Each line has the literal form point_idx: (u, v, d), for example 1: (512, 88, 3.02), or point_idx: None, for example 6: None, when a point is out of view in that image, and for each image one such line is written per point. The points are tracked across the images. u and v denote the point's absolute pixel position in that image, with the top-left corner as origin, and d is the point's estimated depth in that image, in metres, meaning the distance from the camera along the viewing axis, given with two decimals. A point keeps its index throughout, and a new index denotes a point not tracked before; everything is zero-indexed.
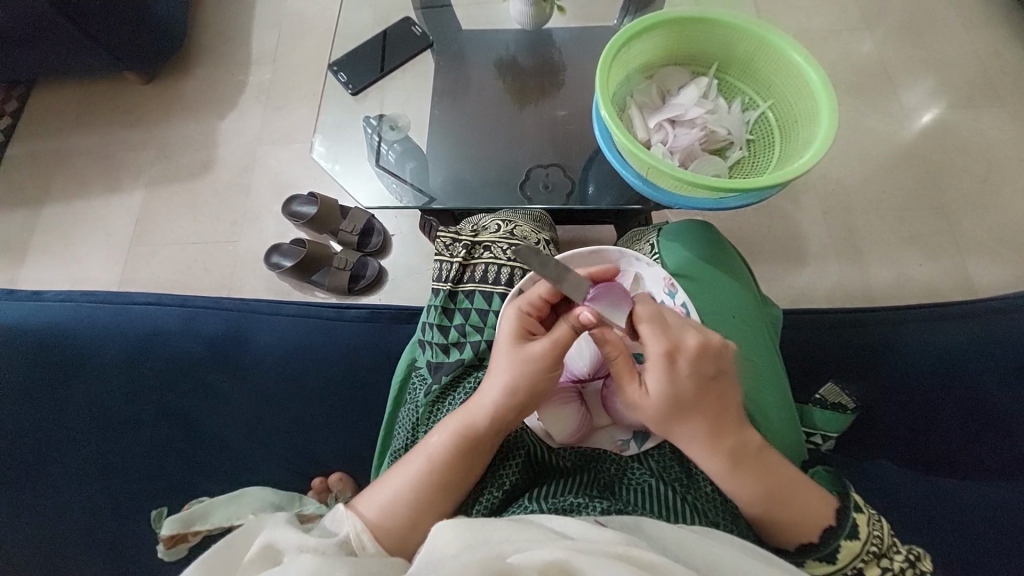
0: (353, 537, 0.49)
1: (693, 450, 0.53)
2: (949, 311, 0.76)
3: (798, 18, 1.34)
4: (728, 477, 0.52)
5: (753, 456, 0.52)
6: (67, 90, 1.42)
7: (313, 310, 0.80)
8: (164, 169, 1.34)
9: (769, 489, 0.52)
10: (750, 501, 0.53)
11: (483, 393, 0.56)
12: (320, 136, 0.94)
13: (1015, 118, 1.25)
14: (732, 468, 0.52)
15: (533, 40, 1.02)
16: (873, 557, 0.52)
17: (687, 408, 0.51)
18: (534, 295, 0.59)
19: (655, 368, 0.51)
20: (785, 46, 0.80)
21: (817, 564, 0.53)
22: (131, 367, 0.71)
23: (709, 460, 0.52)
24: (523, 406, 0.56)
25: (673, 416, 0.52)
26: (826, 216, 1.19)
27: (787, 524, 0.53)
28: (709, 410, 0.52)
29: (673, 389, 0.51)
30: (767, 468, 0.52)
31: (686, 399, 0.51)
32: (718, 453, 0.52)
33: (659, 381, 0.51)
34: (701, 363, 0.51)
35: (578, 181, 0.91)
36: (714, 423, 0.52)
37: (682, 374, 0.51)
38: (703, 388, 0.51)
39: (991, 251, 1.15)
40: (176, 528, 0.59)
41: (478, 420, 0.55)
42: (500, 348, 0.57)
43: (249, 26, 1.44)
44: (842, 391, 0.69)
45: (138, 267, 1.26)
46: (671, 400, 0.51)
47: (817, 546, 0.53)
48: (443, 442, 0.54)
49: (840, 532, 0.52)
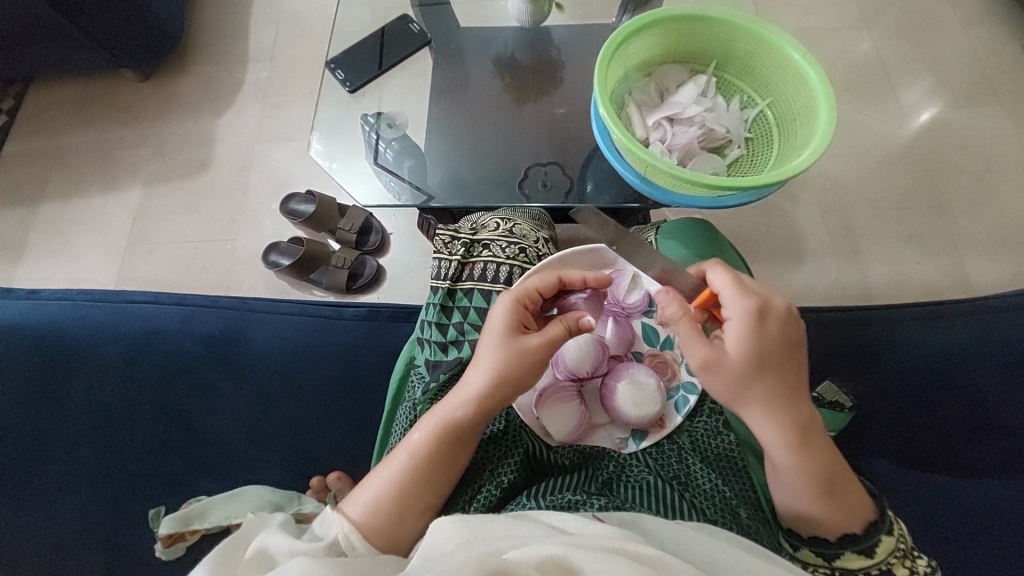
0: (342, 538, 0.49)
1: (765, 420, 0.51)
2: (947, 309, 0.76)
3: (796, 16, 1.34)
4: (797, 452, 0.51)
5: (818, 435, 0.51)
6: (63, 88, 1.42)
7: (310, 309, 0.80)
8: (160, 167, 1.33)
9: (828, 470, 0.51)
10: (810, 483, 0.51)
11: (466, 385, 0.55)
12: (318, 134, 0.94)
13: (1013, 117, 1.25)
14: (800, 443, 0.50)
15: (531, 38, 1.02)
16: (903, 556, 0.52)
17: (767, 370, 0.50)
18: (529, 286, 0.59)
19: (739, 325, 0.51)
20: (784, 44, 0.79)
21: (856, 558, 0.52)
22: (128, 367, 0.70)
23: (780, 431, 0.51)
24: (508, 398, 0.56)
25: (755, 376, 0.50)
26: (824, 215, 1.19)
27: (835, 514, 0.51)
28: (788, 375, 0.51)
29: (759, 345, 0.50)
30: (828, 450, 0.51)
31: (771, 359, 0.50)
32: (789, 424, 0.50)
33: (739, 337, 0.50)
34: (789, 327, 0.51)
35: (576, 180, 0.91)
36: (791, 390, 0.51)
37: (771, 333, 0.50)
38: (788, 350, 0.51)
39: (989, 249, 1.15)
40: (175, 527, 0.60)
41: (457, 411, 0.54)
42: (486, 337, 0.57)
43: (246, 24, 1.44)
44: (839, 390, 0.70)
45: (135, 266, 1.25)
46: (755, 357, 0.50)
47: (859, 538, 0.52)
48: (424, 436, 0.54)
49: (882, 527, 0.52)
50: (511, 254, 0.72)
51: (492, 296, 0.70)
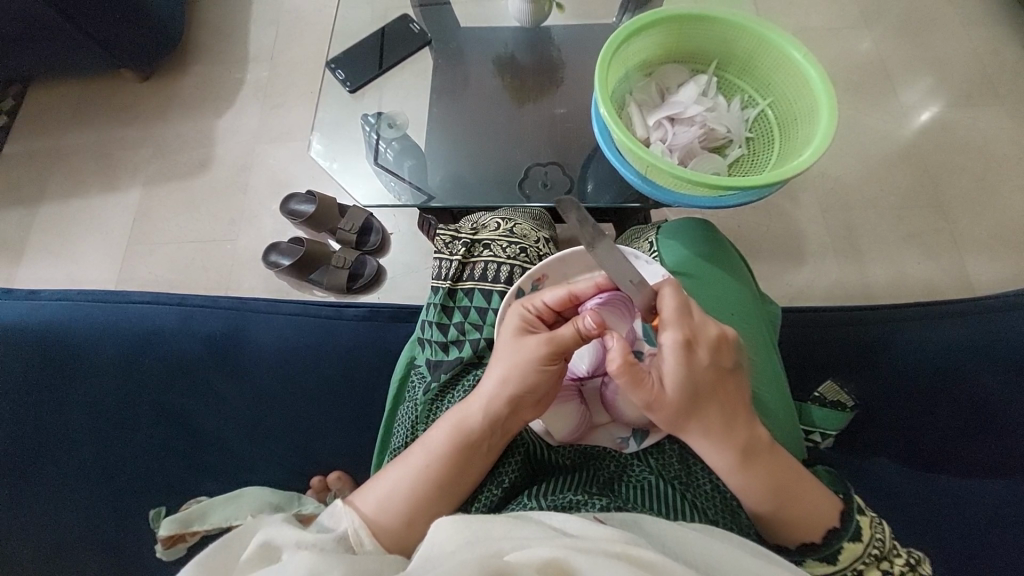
0: (352, 534, 0.49)
1: (702, 445, 0.52)
2: (948, 309, 0.76)
3: (797, 16, 1.34)
4: (738, 473, 0.51)
5: (763, 452, 0.52)
6: (63, 89, 1.42)
7: (311, 310, 0.80)
8: (161, 167, 1.33)
9: (775, 485, 0.51)
10: (758, 498, 0.52)
11: (481, 387, 0.56)
12: (318, 133, 0.94)
13: (1014, 116, 1.25)
14: (741, 463, 0.51)
15: (532, 38, 1.02)
16: (874, 560, 0.52)
17: (702, 399, 0.50)
18: (539, 300, 0.59)
19: (672, 357, 0.50)
20: (784, 44, 0.79)
21: (817, 565, 0.53)
22: (128, 367, 0.70)
23: (718, 454, 0.51)
24: (518, 403, 0.55)
25: (689, 407, 0.50)
26: (824, 215, 1.19)
27: (791, 525, 0.53)
28: (723, 400, 0.51)
29: (688, 376, 0.50)
30: (774, 465, 0.52)
31: (704, 388, 0.50)
32: (728, 447, 0.51)
33: (673, 368, 0.50)
34: (718, 354, 0.51)
35: (577, 179, 0.91)
36: (726, 414, 0.51)
37: (702, 361, 0.50)
38: (719, 378, 0.51)
39: (989, 250, 1.15)
40: (175, 528, 0.59)
41: (473, 418, 0.55)
42: (503, 340, 0.58)
43: (247, 24, 1.44)
44: (841, 389, 0.69)
45: (135, 266, 1.25)
46: (689, 389, 0.50)
47: (819, 546, 0.52)
48: (441, 437, 0.55)
49: (843, 535, 0.52)
50: (512, 254, 0.72)
51: (492, 296, 0.70)
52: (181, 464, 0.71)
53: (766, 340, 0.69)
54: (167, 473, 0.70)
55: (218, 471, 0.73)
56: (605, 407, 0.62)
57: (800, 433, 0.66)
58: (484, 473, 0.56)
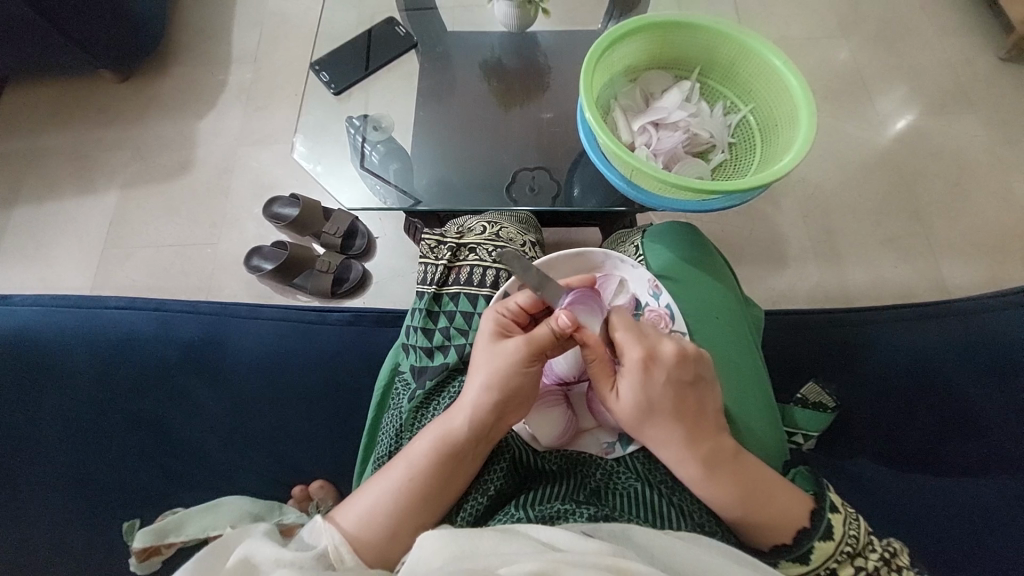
0: (332, 551, 0.48)
1: (669, 455, 0.54)
2: (927, 311, 0.79)
3: (777, 25, 1.37)
4: (704, 483, 0.53)
5: (728, 461, 0.53)
6: (38, 88, 1.39)
7: (293, 314, 0.79)
8: (140, 169, 1.31)
9: (743, 491, 0.52)
10: (726, 505, 0.53)
11: (464, 397, 0.55)
12: (302, 135, 0.93)
13: (987, 123, 1.28)
14: (704, 473, 0.53)
15: (519, 43, 1.03)
16: (847, 558, 0.51)
17: (660, 413, 0.53)
18: (513, 303, 0.59)
19: (630, 375, 0.54)
20: (765, 51, 0.81)
21: (792, 565, 0.53)
22: (101, 375, 0.68)
23: (680, 463, 0.54)
24: (502, 409, 0.55)
25: (647, 420, 0.54)
26: (806, 218, 1.21)
27: (764, 525, 0.52)
28: (685, 414, 0.53)
29: (646, 394, 0.54)
30: (741, 473, 0.53)
31: (661, 403, 0.54)
32: (691, 459, 0.53)
33: (632, 388, 0.54)
34: (678, 371, 0.54)
35: (563, 183, 0.91)
36: (688, 428, 0.53)
37: (658, 381, 0.53)
38: (679, 393, 0.54)
39: (963, 253, 1.18)
40: (149, 541, 0.56)
41: (456, 428, 0.54)
42: (479, 347, 0.58)
43: (230, 25, 1.42)
44: (822, 390, 0.69)
45: (113, 270, 1.22)
46: (645, 405, 0.54)
47: (792, 547, 0.52)
48: (424, 447, 0.54)
49: (814, 534, 0.52)
50: (497, 257, 0.71)
51: (478, 300, 0.70)
52: (160, 477, 0.69)
53: (750, 342, 0.69)
54: (145, 485, 0.68)
55: (198, 483, 0.70)
56: (591, 412, 0.62)
57: (783, 437, 0.66)
58: (468, 479, 0.55)
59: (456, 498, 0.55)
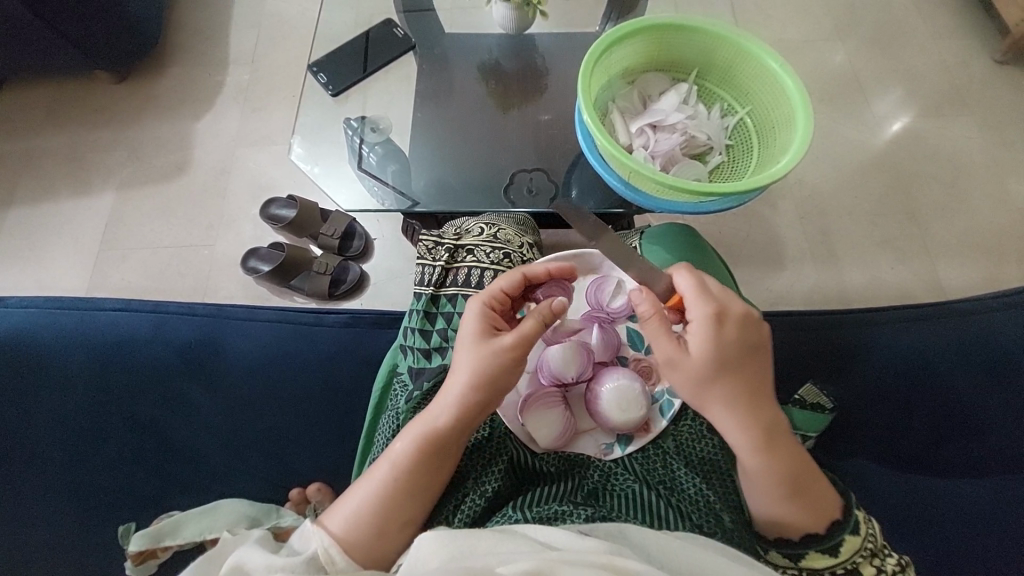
0: (322, 553, 0.48)
1: (730, 420, 0.52)
2: (922, 312, 0.79)
3: (773, 28, 1.38)
4: (760, 453, 0.52)
5: (782, 432, 0.53)
6: (33, 89, 1.38)
7: (290, 316, 0.79)
8: (136, 170, 1.30)
9: (793, 468, 0.52)
10: (778, 481, 0.51)
11: (446, 392, 0.55)
12: (298, 136, 0.93)
13: (982, 126, 1.29)
14: (762, 441, 0.52)
15: (517, 45, 1.03)
16: (869, 555, 0.52)
17: (727, 371, 0.52)
18: (497, 289, 0.60)
19: (700, 328, 0.53)
20: (762, 54, 0.81)
21: (817, 557, 0.52)
22: (95, 377, 0.68)
23: (738, 434, 0.52)
24: (486, 404, 0.55)
25: (715, 377, 0.52)
26: (802, 220, 1.22)
27: (802, 512, 0.52)
28: (749, 376, 0.53)
29: (718, 347, 0.52)
30: (790, 446, 0.52)
31: (729, 359, 0.52)
32: (751, 425, 0.52)
33: (702, 339, 0.53)
34: (744, 332, 0.54)
35: (561, 185, 0.91)
36: (750, 392, 0.52)
37: (728, 337, 0.53)
38: (745, 353, 0.53)
39: (959, 255, 1.18)
40: (146, 544, 0.56)
41: (441, 424, 0.53)
42: (463, 344, 0.57)
43: (227, 26, 1.42)
44: (819, 392, 0.70)
45: (109, 272, 1.22)
46: (715, 360, 0.52)
47: (823, 537, 0.52)
48: (406, 447, 0.53)
49: (845, 527, 0.52)
50: (496, 259, 0.71)
51: None
52: (156, 479, 0.69)
53: None
54: (141, 487, 0.68)
55: (194, 486, 0.70)
56: (589, 413, 0.64)
57: None
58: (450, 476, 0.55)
59: (437, 495, 0.55)
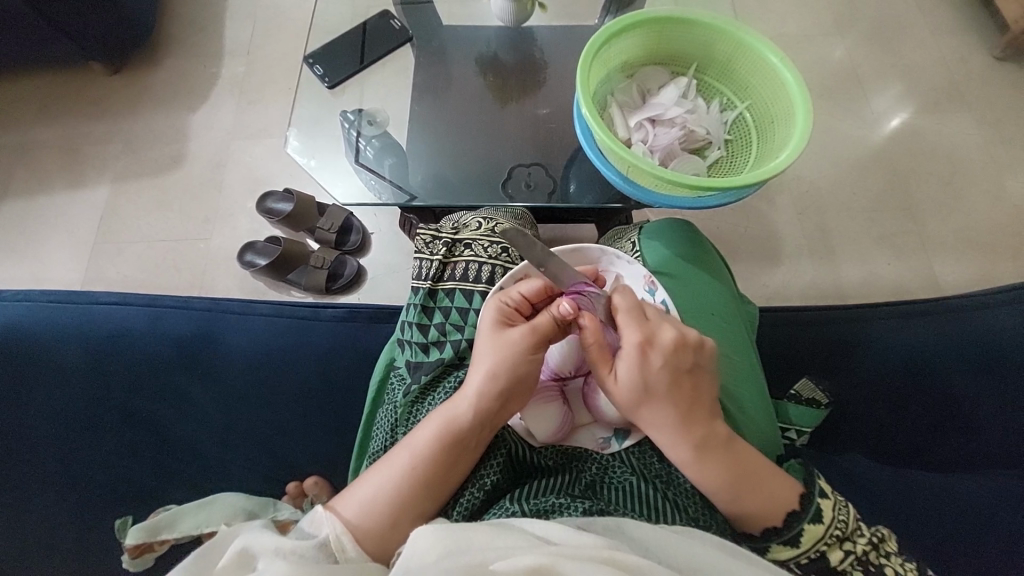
0: (334, 540, 0.47)
1: (661, 437, 0.54)
2: (920, 309, 0.79)
3: (772, 22, 1.37)
4: (695, 466, 0.53)
5: (720, 446, 0.53)
6: (26, 81, 1.37)
7: (287, 310, 0.79)
8: (130, 162, 1.29)
9: (734, 479, 0.52)
10: (715, 491, 0.53)
11: (467, 386, 0.56)
12: (295, 129, 0.92)
13: (980, 122, 1.29)
14: (696, 456, 0.52)
15: (516, 38, 1.02)
16: (836, 542, 0.52)
17: (656, 396, 0.53)
18: (517, 291, 0.59)
19: (629, 356, 0.54)
20: (762, 47, 0.81)
21: (782, 549, 0.53)
22: (92, 370, 0.68)
23: (673, 446, 0.53)
24: (507, 395, 0.55)
25: (643, 400, 0.53)
26: (800, 216, 1.22)
27: (750, 514, 0.53)
28: (682, 398, 0.53)
29: (645, 375, 0.53)
30: (731, 458, 0.53)
31: (658, 385, 0.53)
32: (682, 441, 0.53)
33: (628, 367, 0.54)
34: (678, 355, 0.54)
35: (559, 180, 0.91)
36: (683, 412, 0.53)
37: (656, 364, 0.53)
38: (677, 377, 0.53)
39: (955, 251, 1.19)
40: (142, 538, 0.55)
41: (461, 415, 0.54)
42: (481, 337, 0.58)
43: (222, 18, 1.41)
44: (815, 387, 0.70)
45: (104, 265, 1.21)
46: (644, 386, 0.53)
47: (781, 529, 0.52)
48: (427, 437, 0.54)
49: (804, 517, 0.52)
50: (493, 253, 0.71)
51: (473, 296, 0.69)
52: (152, 473, 0.68)
53: (745, 339, 0.69)
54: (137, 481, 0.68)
55: (190, 481, 0.70)
56: (587, 407, 0.62)
57: (778, 433, 0.66)
58: (467, 470, 0.55)
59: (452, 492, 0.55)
